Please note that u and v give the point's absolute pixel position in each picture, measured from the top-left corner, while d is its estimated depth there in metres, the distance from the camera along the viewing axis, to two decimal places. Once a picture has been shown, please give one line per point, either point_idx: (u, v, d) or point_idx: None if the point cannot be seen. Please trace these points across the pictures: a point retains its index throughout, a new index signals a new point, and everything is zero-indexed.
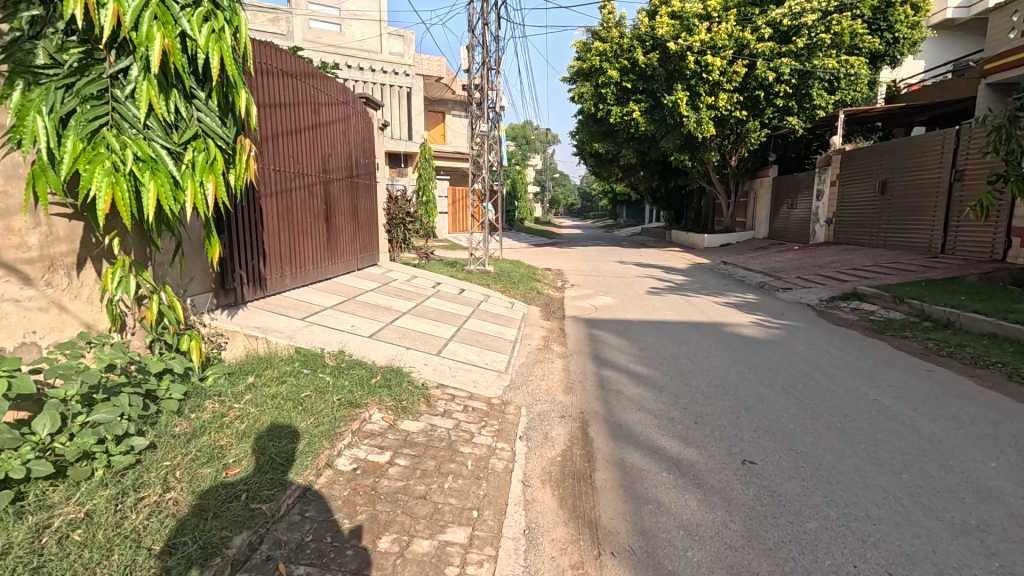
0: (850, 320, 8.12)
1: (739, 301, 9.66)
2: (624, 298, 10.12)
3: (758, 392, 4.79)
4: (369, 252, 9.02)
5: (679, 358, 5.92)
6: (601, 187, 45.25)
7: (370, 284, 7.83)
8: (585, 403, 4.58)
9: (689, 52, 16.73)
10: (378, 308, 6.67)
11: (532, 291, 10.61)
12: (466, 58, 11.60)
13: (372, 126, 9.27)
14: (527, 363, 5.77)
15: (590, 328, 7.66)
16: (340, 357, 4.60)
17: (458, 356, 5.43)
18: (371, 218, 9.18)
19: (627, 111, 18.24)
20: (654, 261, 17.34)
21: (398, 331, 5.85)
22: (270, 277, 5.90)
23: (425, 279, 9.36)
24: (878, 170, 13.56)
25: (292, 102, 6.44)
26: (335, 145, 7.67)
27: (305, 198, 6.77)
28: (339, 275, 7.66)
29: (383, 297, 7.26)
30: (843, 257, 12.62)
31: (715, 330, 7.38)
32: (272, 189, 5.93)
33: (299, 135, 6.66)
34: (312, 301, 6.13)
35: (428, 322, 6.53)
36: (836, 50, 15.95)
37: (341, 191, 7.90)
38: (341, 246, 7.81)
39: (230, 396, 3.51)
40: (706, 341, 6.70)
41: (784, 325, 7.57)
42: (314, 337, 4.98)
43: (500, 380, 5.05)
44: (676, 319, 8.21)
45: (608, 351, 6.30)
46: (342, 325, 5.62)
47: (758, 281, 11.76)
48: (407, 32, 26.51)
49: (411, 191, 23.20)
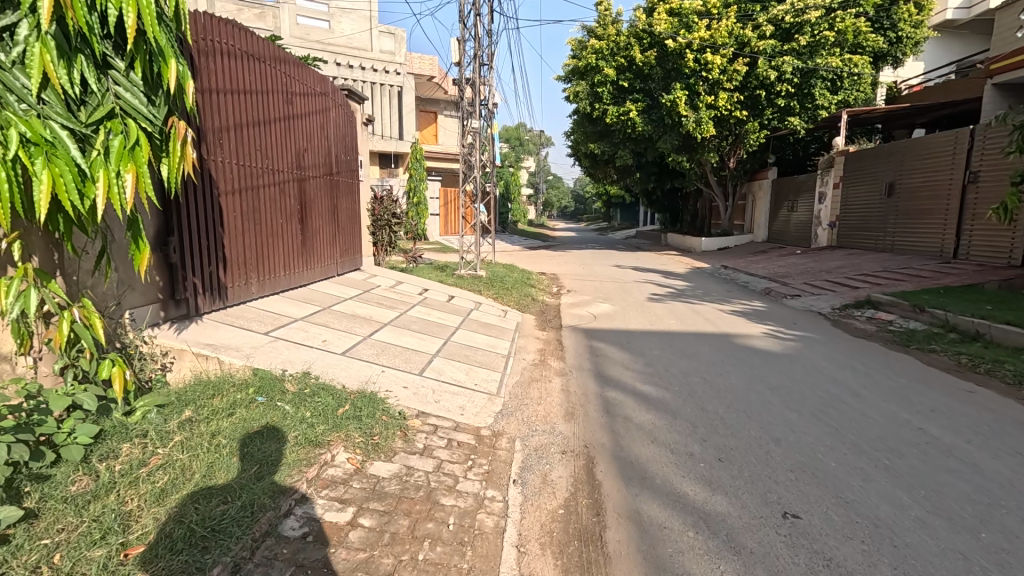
0: (868, 330, 7.57)
1: (746, 308, 9.10)
2: (624, 305, 9.52)
3: (785, 419, 4.19)
4: (351, 257, 8.37)
5: (692, 377, 5.31)
6: (597, 189, 44.74)
7: (351, 291, 7.18)
8: (589, 433, 3.96)
9: (689, 50, 16.19)
10: (356, 318, 6.01)
11: (526, 297, 9.99)
12: (457, 50, 10.96)
13: (354, 120, 8.59)
14: (521, 383, 5.14)
15: (588, 339, 7.05)
16: (304, 380, 3.95)
17: (442, 376, 4.80)
18: (353, 220, 8.52)
19: (623, 111, 17.73)
20: (652, 265, 16.79)
21: (377, 346, 5.21)
22: (232, 284, 5.25)
23: (411, 285, 8.70)
24: (884, 172, 13.10)
25: (260, 90, 5.77)
26: (312, 139, 7.02)
27: (276, 196, 6.10)
28: (315, 281, 7.00)
29: (363, 306, 6.60)
30: (849, 262, 12.13)
31: (725, 342, 6.80)
32: (234, 186, 5.27)
33: (269, 126, 5.99)
34: (280, 312, 5.47)
35: (411, 334, 5.88)
36: (839, 49, 15.51)
37: (318, 190, 7.25)
38: (318, 249, 7.16)
39: (154, 438, 2.83)
40: (717, 356, 6.09)
41: (799, 337, 7.01)
42: (275, 356, 4.31)
43: (490, 405, 4.42)
44: (681, 328, 7.63)
45: (611, 367, 5.68)
46: (312, 339, 4.97)
47: (763, 287, 11.23)
48: (399, 30, 25.88)
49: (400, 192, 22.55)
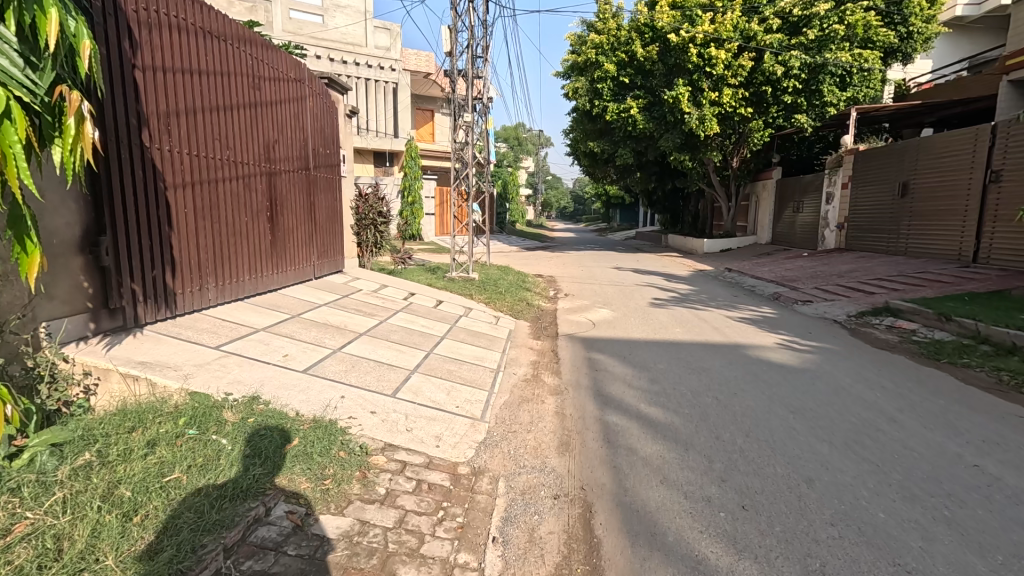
0: (890, 340, 6.99)
1: (755, 315, 8.51)
2: (625, 311, 8.92)
3: (817, 452, 3.58)
4: (331, 259, 7.79)
5: (703, 397, 4.70)
6: (596, 189, 44.12)
7: (327, 297, 6.56)
8: (586, 470, 3.36)
9: (692, 44, 15.59)
10: (328, 327, 5.39)
11: (521, 301, 9.39)
12: (449, 40, 10.35)
13: (335, 111, 7.96)
14: (509, 403, 4.53)
15: (587, 350, 6.44)
16: (251, 408, 3.32)
17: (418, 398, 4.18)
18: (333, 218, 7.91)
19: (624, 108, 17.17)
20: (653, 267, 16.19)
21: (348, 361, 4.59)
22: (185, 290, 4.63)
23: (395, 288, 8.09)
24: (897, 171, 12.52)
25: (220, 72, 5.14)
26: (284, 129, 6.39)
27: (240, 191, 5.48)
28: (286, 286, 6.38)
29: (338, 313, 5.98)
30: (860, 265, 11.55)
31: (736, 353, 6.20)
32: (185, 179, 4.64)
33: (232, 112, 5.36)
34: (239, 321, 4.85)
35: (389, 347, 5.25)
36: (849, 43, 14.92)
37: (293, 185, 6.64)
38: (291, 249, 6.54)
39: (31, 496, 2.23)
40: (730, 371, 5.49)
41: (816, 348, 6.42)
42: (222, 377, 3.67)
43: (471, 433, 3.81)
44: (687, 337, 7.04)
45: (610, 384, 5.07)
46: (272, 354, 4.34)
47: (771, 291, 10.64)
48: (394, 25, 25.31)
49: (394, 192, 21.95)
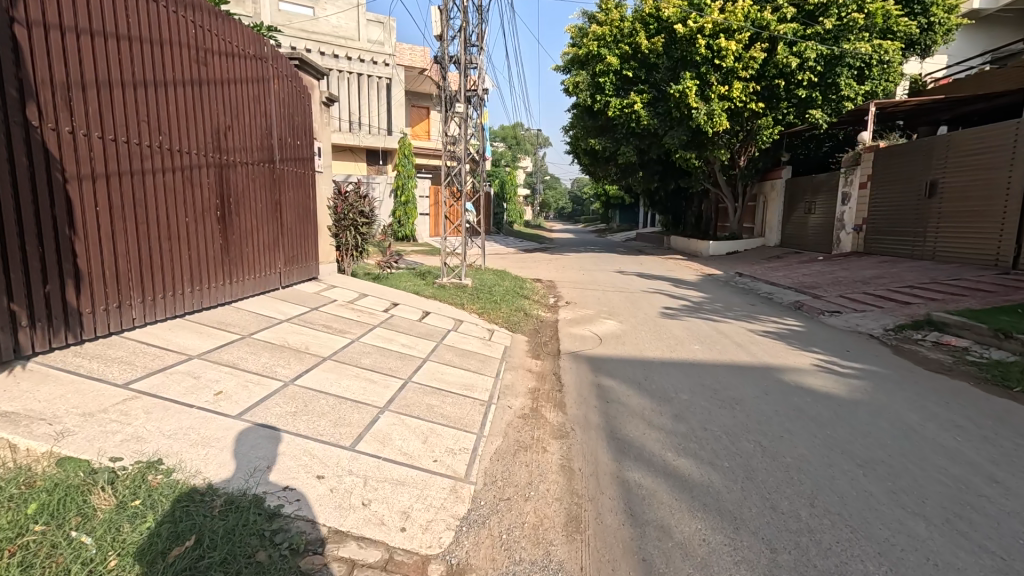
0: (940, 359, 6.10)
1: (779, 328, 7.60)
2: (634, 323, 7.99)
3: (915, 537, 2.67)
4: (303, 266, 6.88)
5: (742, 441, 3.79)
6: (596, 189, 43.18)
7: (293, 310, 5.62)
8: (607, 568, 2.45)
9: (700, 35, 14.75)
10: (284, 351, 4.46)
11: (517, 311, 8.45)
12: (439, 23, 9.43)
13: (307, 97, 7.02)
14: (502, 453, 3.60)
15: (595, 373, 5.53)
16: (139, 484, 2.37)
17: (384, 451, 3.26)
18: (305, 219, 6.97)
19: (628, 103, 16.24)
20: (658, 271, 15.33)
21: (299, 398, 3.66)
22: (97, 309, 3.67)
23: (375, 298, 7.15)
24: (922, 169, 11.67)
25: (148, 39, 4.17)
26: (240, 114, 5.46)
27: (180, 186, 4.53)
28: (241, 299, 5.43)
29: (303, 331, 5.06)
30: (885, 272, 10.65)
31: (769, 378, 5.30)
32: (97, 168, 3.70)
33: (170, 89, 4.43)
34: (169, 348, 3.92)
35: (357, 376, 4.34)
36: (869, 33, 14.03)
37: (254, 180, 5.71)
38: (249, 256, 5.59)
39: None
40: (768, 403, 4.57)
41: (860, 370, 5.54)
42: (114, 433, 2.73)
43: (451, 504, 2.89)
44: (708, 355, 6.15)
45: (624, 423, 4.17)
46: (198, 392, 3.40)
47: (791, 299, 9.76)
48: (389, 19, 24.52)
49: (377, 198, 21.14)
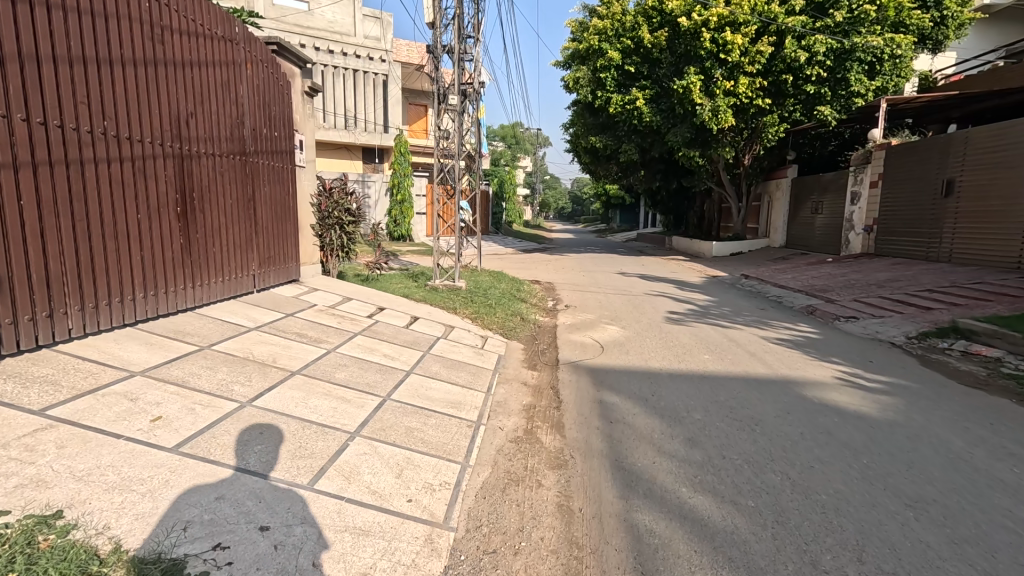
0: (973, 371, 5.59)
1: (793, 335, 7.09)
2: (637, 329, 7.48)
3: None
4: (281, 268, 6.37)
5: (767, 473, 3.29)
6: (596, 189, 42.57)
7: (266, 317, 5.11)
8: None
9: (705, 29, 14.26)
10: (247, 365, 3.95)
11: (513, 316, 7.93)
12: (432, 9, 8.91)
13: (286, 87, 6.51)
14: (489, 489, 3.11)
15: (597, 387, 5.02)
16: (18, 551, 1.87)
17: (348, 491, 2.75)
18: (283, 217, 6.46)
19: (630, 99, 15.74)
20: (661, 272, 14.83)
21: (255, 423, 3.16)
22: (19, 320, 3.16)
23: (359, 303, 6.65)
24: (937, 167, 11.18)
25: (90, 11, 3.68)
26: (207, 100, 4.96)
27: (130, 177, 4.03)
28: (208, 305, 4.92)
29: (274, 341, 4.55)
30: (901, 275, 10.14)
31: (789, 394, 4.79)
32: (23, 155, 3.21)
33: (118, 68, 3.93)
34: (109, 363, 3.41)
35: (328, 394, 3.84)
36: (880, 27, 13.56)
37: (224, 174, 5.21)
38: (217, 257, 5.08)
39: None
40: (792, 424, 4.07)
41: (888, 384, 5.04)
42: (9, 477, 2.23)
43: (424, 561, 2.38)
44: (718, 366, 5.65)
45: (630, 449, 3.67)
46: (132, 419, 2.90)
47: (802, 303, 9.26)
48: (385, 14, 24.00)
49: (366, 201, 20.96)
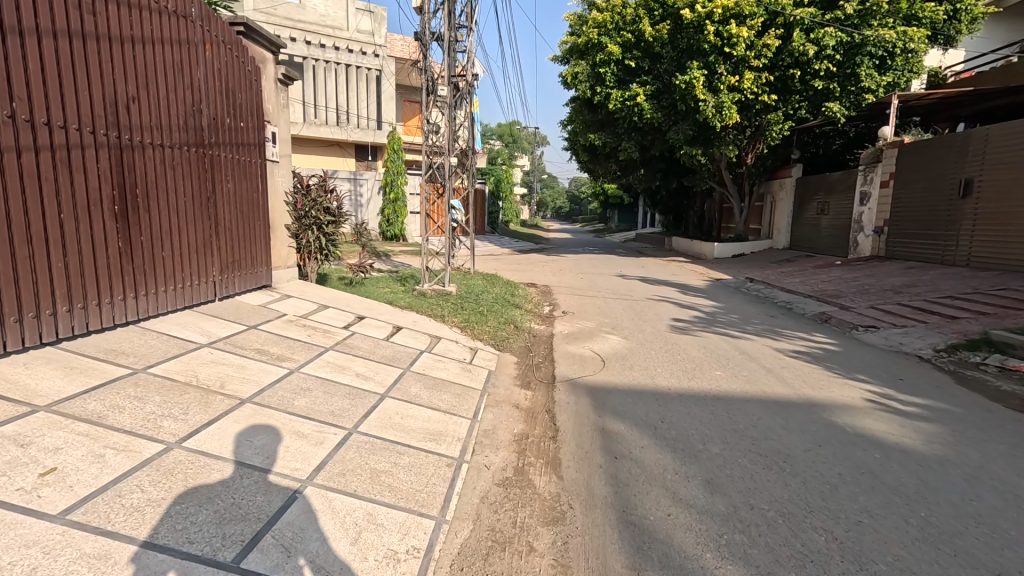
0: (1014, 391, 5.02)
1: (810, 347, 6.52)
2: (640, 339, 6.88)
3: None
4: (246, 273, 5.75)
5: (807, 532, 2.71)
6: (594, 188, 41.77)
7: (222, 330, 4.51)
8: None
9: (709, 21, 13.71)
10: (186, 392, 3.35)
11: (506, 324, 7.31)
12: None
13: (255, 74, 5.89)
14: (467, 556, 2.52)
15: (598, 410, 4.43)
16: None
17: (284, 569, 2.16)
18: (251, 217, 5.85)
19: (630, 95, 15.16)
20: (661, 274, 14.27)
21: (180, 473, 2.56)
22: None
23: (337, 311, 6.06)
24: (954, 166, 10.66)
25: None
26: (154, 83, 4.33)
27: (48, 168, 3.41)
28: (156, 316, 4.32)
29: (226, 361, 3.94)
30: (917, 279, 9.58)
31: (816, 420, 4.21)
32: None
33: (32, 40, 3.31)
34: (7, 395, 2.80)
35: (282, 429, 3.23)
36: (892, 19, 13.01)
37: (177, 168, 4.60)
38: (168, 263, 4.48)
39: None
40: (827, 462, 3.49)
41: (925, 408, 4.47)
42: None
43: None
44: (732, 384, 5.07)
45: (640, 496, 3.08)
46: (15, 473, 2.30)
47: (815, 310, 8.70)
48: (378, 8, 23.35)
49: (352, 201, 20.41)
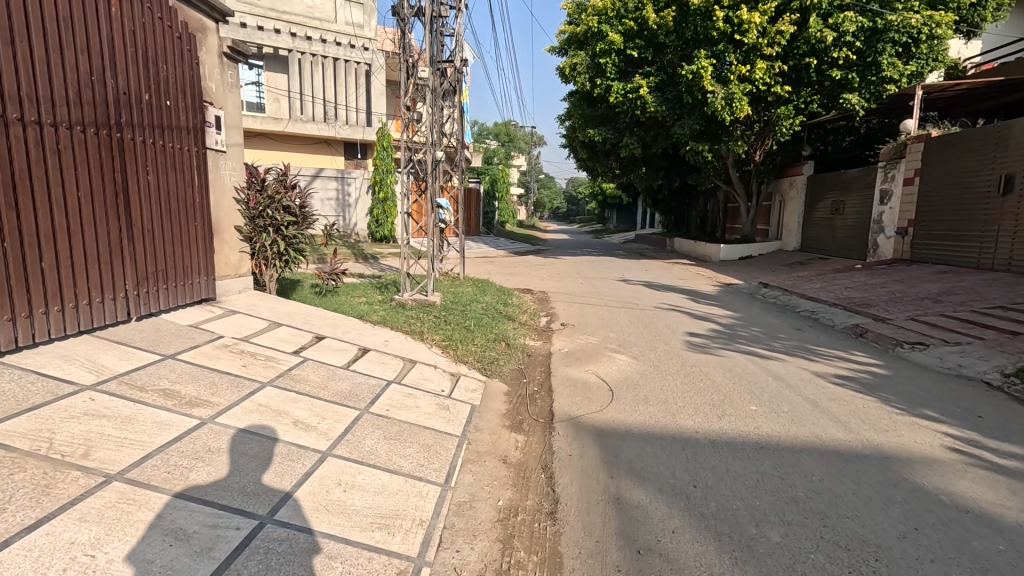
0: None
1: (855, 370, 5.52)
2: (653, 360, 5.85)
3: None
4: (178, 285, 4.71)
5: None
6: (591, 188, 40.74)
7: (123, 364, 3.47)
8: None
9: (718, 7, 12.76)
10: (16, 469, 2.31)
11: (496, 342, 6.27)
12: None
13: (187, 44, 4.84)
14: None
15: (610, 467, 3.40)
16: None
17: None
18: (184, 217, 4.81)
19: (632, 87, 14.15)
20: (667, 279, 13.27)
21: None
22: None
23: (291, 330, 5.04)
24: (992, 161, 9.71)
25: None
26: (22, 36, 3.27)
27: None
28: (26, 349, 3.28)
29: (108, 412, 2.90)
30: (956, 286, 8.61)
31: (895, 482, 3.19)
32: None
33: None
34: None
35: (153, 527, 2.19)
36: (917, 3, 12.16)
37: (64, 153, 3.55)
38: (50, 277, 3.44)
39: None
40: (938, 561, 2.46)
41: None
42: None
43: None
44: (773, 425, 4.05)
45: None
46: None
47: (846, 321, 7.73)
48: None
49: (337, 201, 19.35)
